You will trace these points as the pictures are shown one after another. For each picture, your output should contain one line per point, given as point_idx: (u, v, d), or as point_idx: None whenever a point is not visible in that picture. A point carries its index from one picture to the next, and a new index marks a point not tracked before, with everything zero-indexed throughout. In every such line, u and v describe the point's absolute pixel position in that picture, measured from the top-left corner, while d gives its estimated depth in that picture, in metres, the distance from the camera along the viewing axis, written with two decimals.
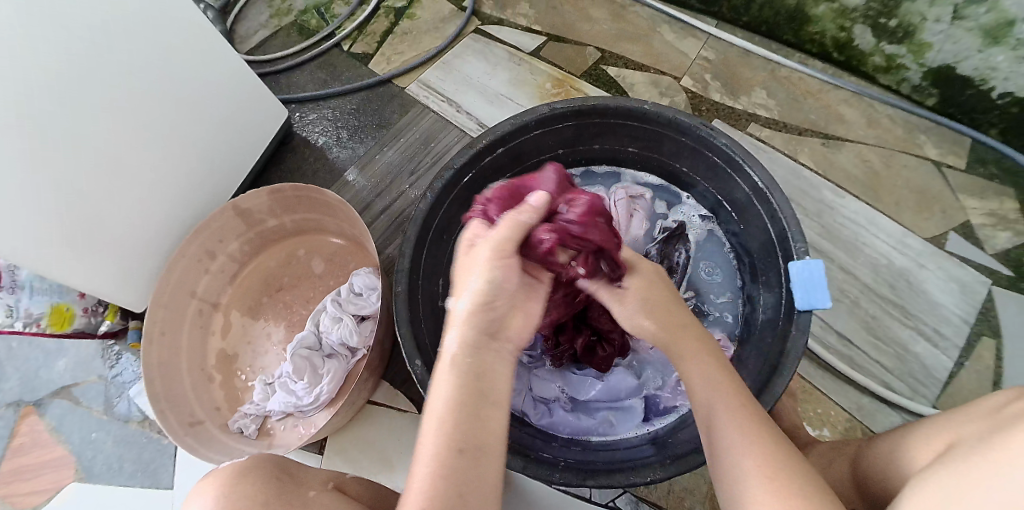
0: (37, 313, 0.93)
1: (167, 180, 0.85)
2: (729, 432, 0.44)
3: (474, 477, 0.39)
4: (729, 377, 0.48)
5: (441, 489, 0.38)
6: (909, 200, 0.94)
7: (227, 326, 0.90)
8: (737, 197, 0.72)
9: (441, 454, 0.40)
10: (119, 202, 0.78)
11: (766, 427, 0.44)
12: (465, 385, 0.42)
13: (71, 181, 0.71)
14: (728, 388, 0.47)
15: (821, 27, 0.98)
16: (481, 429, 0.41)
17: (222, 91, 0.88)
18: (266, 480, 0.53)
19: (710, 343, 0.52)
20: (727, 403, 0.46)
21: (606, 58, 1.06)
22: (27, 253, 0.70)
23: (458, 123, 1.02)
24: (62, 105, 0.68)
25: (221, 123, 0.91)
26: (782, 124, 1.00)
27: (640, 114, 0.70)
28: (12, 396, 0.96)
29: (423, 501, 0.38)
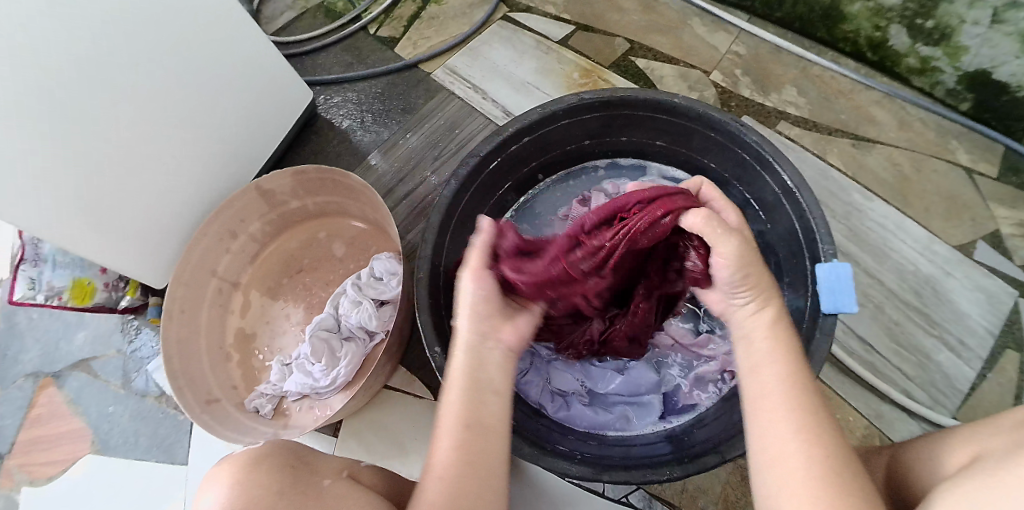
0: (58, 286, 0.95)
1: (185, 164, 0.85)
2: (787, 424, 0.42)
3: (480, 454, 0.46)
4: (797, 368, 0.45)
5: (457, 462, 0.45)
6: (938, 206, 0.92)
7: (246, 306, 0.91)
8: (766, 195, 0.70)
9: (454, 434, 0.46)
10: (137, 185, 0.79)
11: (824, 430, 0.42)
12: (465, 377, 0.49)
13: (87, 165, 0.71)
14: (792, 379, 0.44)
15: (855, 25, 0.96)
16: (481, 413, 0.48)
17: (239, 77, 0.87)
18: (281, 469, 0.53)
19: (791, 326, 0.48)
20: (790, 399, 0.43)
21: (635, 50, 1.05)
22: (45, 233, 0.70)
23: (483, 110, 1.02)
24: (84, 85, 0.67)
25: (240, 107, 0.90)
26: (812, 123, 0.98)
27: (670, 107, 0.69)
28: (32, 367, 0.98)
29: (439, 475, 0.45)
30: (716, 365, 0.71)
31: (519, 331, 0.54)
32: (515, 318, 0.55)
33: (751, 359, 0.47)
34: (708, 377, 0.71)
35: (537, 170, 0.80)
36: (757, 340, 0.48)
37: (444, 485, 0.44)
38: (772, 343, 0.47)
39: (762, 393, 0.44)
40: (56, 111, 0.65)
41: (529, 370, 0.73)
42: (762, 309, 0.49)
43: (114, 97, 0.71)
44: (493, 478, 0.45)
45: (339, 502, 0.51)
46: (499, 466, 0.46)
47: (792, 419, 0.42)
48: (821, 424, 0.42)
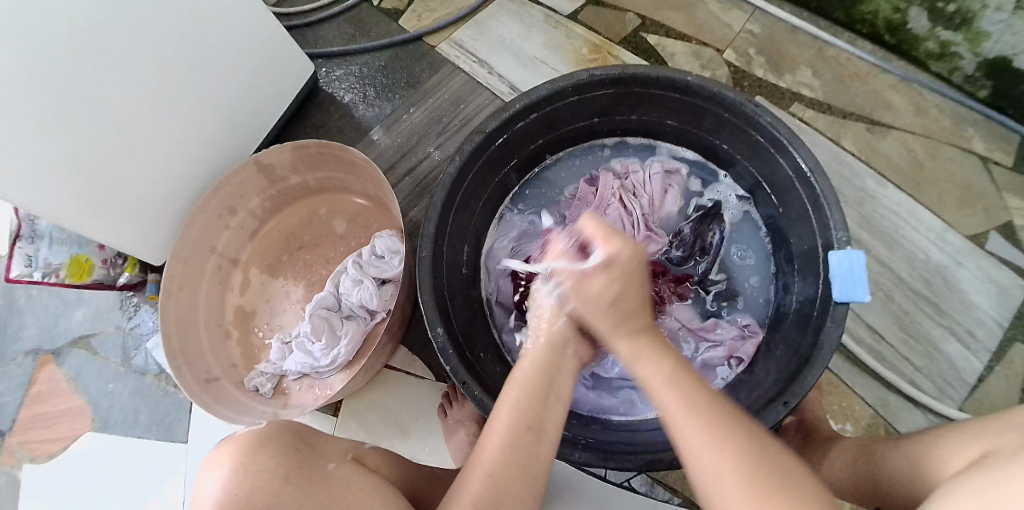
0: (56, 263, 0.93)
1: (185, 138, 0.83)
2: (703, 457, 0.40)
3: (527, 454, 0.46)
4: (698, 400, 0.43)
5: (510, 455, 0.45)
6: (951, 194, 0.90)
7: (246, 283, 0.90)
8: (779, 178, 0.68)
9: (514, 428, 0.46)
10: (137, 161, 0.77)
11: (739, 442, 0.40)
12: (538, 379, 0.49)
13: (81, 140, 0.69)
14: (686, 398, 0.43)
15: (874, 6, 0.93)
16: (542, 416, 0.48)
17: (238, 50, 0.85)
18: (286, 450, 0.51)
19: (659, 346, 0.48)
20: (709, 441, 0.41)
21: (646, 27, 1.02)
22: (44, 210, 0.69)
23: (488, 86, 0.99)
24: (76, 58, 0.65)
25: (240, 80, 0.88)
26: (826, 106, 0.96)
27: (683, 85, 0.67)
28: (32, 344, 0.97)
29: (484, 467, 0.45)
30: (722, 352, 0.70)
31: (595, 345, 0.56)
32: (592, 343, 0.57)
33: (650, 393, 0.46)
34: (713, 362, 0.71)
35: (543, 148, 0.78)
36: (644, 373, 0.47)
37: (491, 480, 0.44)
38: (670, 384, 0.44)
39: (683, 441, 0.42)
40: (49, 84, 0.63)
41: None
42: (631, 350, 0.48)
43: (107, 71, 0.69)
44: (535, 483, 0.46)
45: (344, 487, 0.51)
46: (542, 474, 0.46)
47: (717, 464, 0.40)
48: (735, 437, 0.41)
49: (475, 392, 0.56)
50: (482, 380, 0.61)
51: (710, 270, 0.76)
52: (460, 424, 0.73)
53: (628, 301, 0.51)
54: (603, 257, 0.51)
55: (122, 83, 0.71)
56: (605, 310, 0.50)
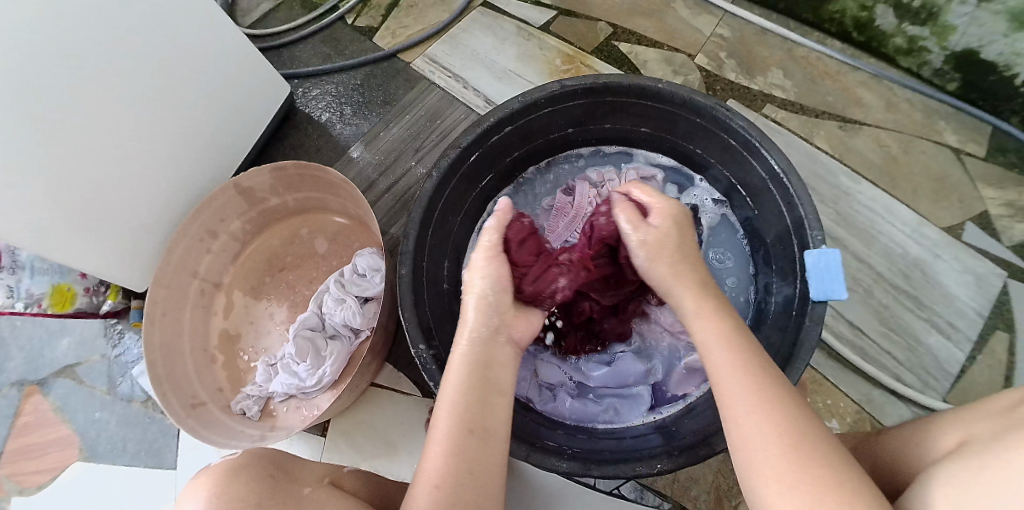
0: (38, 293, 0.91)
1: (161, 156, 0.82)
2: (750, 418, 0.42)
3: (479, 459, 0.46)
4: (743, 343, 0.47)
5: (455, 463, 0.45)
6: (925, 187, 0.92)
7: (229, 306, 0.89)
8: (753, 181, 0.69)
9: (453, 435, 0.46)
10: (114, 182, 0.76)
11: (791, 412, 0.42)
12: (472, 378, 0.49)
13: (56, 168, 0.68)
14: (742, 365, 0.45)
15: (841, 5, 0.95)
16: (484, 418, 0.48)
17: (208, 58, 0.83)
18: (260, 477, 0.51)
19: (721, 309, 0.50)
20: (747, 381, 0.44)
21: (618, 34, 1.03)
22: (21, 238, 0.68)
23: (464, 99, 1.00)
24: (47, 86, 0.64)
25: (214, 91, 0.86)
26: (799, 106, 0.97)
27: (655, 93, 0.67)
28: (17, 375, 0.96)
29: (435, 477, 0.45)
30: None
31: (529, 328, 0.57)
32: (529, 312, 0.58)
33: (707, 358, 0.48)
34: (697, 367, 0.70)
35: (520, 159, 0.78)
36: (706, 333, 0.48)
37: (441, 491, 0.44)
38: (720, 331, 0.48)
39: (721, 382, 0.45)
40: (21, 114, 0.63)
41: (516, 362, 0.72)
42: (686, 293, 0.52)
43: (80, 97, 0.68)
44: (488, 483, 0.46)
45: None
46: (494, 473, 0.47)
47: (748, 401, 0.43)
48: (788, 408, 0.42)
49: None
50: None
51: None
52: None
53: (689, 249, 0.55)
54: (659, 208, 0.58)
55: (95, 108, 0.70)
56: (668, 253, 0.54)
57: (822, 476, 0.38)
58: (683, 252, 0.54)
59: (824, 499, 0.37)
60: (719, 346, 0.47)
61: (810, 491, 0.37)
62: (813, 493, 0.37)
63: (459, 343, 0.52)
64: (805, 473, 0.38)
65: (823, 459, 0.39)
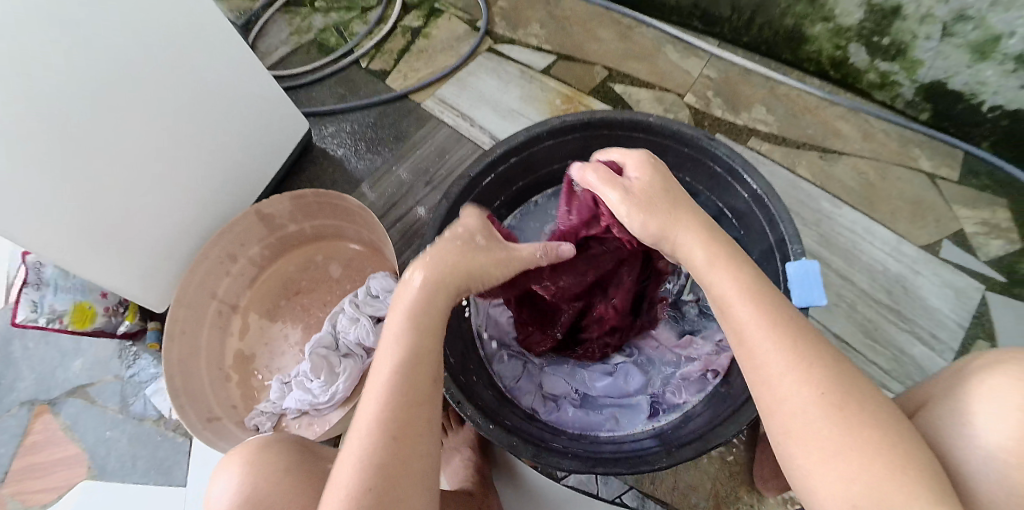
0: (60, 309, 0.93)
1: (185, 177, 0.87)
2: (785, 380, 0.41)
3: (427, 401, 0.46)
4: (769, 305, 0.45)
5: (401, 413, 0.45)
6: (903, 210, 0.97)
7: (245, 327, 0.93)
8: (738, 205, 0.75)
9: (398, 383, 0.46)
10: (137, 202, 0.81)
11: (836, 392, 0.40)
12: (424, 322, 0.49)
13: (90, 195, 0.74)
14: (773, 326, 0.44)
15: (817, 46, 1.04)
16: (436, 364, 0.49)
17: (230, 85, 0.88)
18: (290, 451, 0.58)
19: (724, 247, 0.50)
20: (775, 339, 0.43)
21: (614, 77, 1.11)
22: (53, 253, 0.73)
23: (472, 136, 1.07)
24: (89, 120, 0.70)
25: (236, 117, 0.92)
26: (781, 138, 1.04)
27: (645, 126, 0.74)
28: (27, 395, 0.99)
29: (374, 410, 0.45)
30: (698, 366, 0.73)
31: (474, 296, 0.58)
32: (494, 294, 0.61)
33: (727, 315, 0.46)
34: (690, 377, 0.73)
35: (524, 189, 0.84)
36: (736, 320, 0.45)
37: (389, 440, 0.44)
38: (742, 292, 0.46)
39: (750, 344, 0.44)
40: (62, 142, 0.68)
41: (522, 376, 0.75)
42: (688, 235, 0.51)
43: (119, 126, 0.74)
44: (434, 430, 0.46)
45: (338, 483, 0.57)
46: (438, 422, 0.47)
47: (784, 363, 0.42)
48: (807, 350, 0.42)
49: (470, 412, 0.60)
50: (473, 399, 0.64)
51: (682, 292, 0.81)
52: (454, 450, 0.76)
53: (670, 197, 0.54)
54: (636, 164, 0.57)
55: (129, 140, 0.76)
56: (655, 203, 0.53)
57: (874, 443, 0.38)
58: (668, 195, 0.54)
59: (875, 465, 0.37)
60: (742, 306, 0.45)
61: (852, 461, 0.38)
62: (858, 463, 0.38)
63: (410, 289, 0.51)
64: (855, 443, 0.38)
65: (869, 421, 0.39)
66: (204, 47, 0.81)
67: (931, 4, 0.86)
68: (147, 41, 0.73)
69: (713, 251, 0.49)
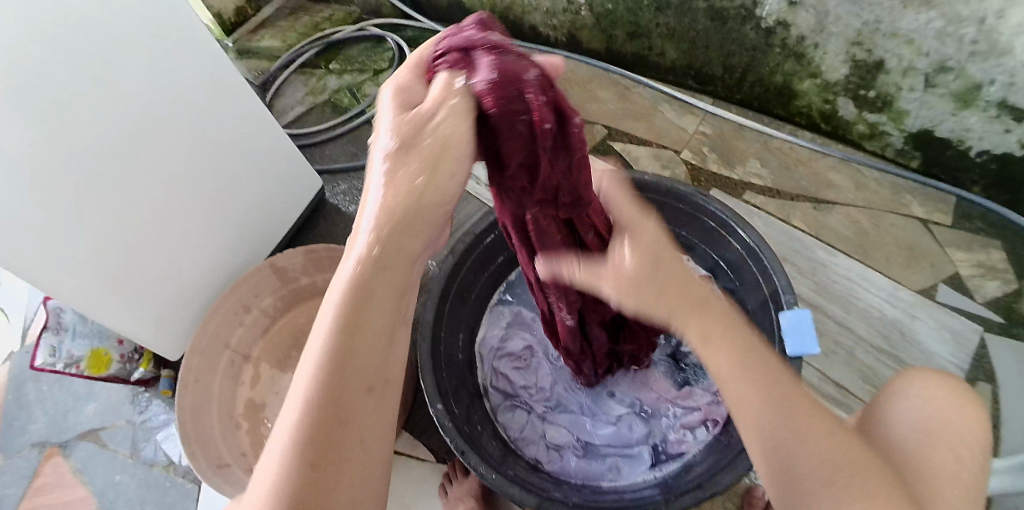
0: (77, 355, 0.96)
1: (201, 219, 0.90)
2: (793, 451, 0.39)
3: (355, 420, 0.37)
4: (769, 373, 0.42)
5: (319, 420, 0.36)
6: (897, 255, 1.00)
7: (256, 377, 0.96)
8: (733, 257, 0.78)
9: (319, 381, 0.37)
10: (154, 241, 0.84)
11: (807, 410, 0.40)
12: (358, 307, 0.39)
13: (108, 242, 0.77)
14: (776, 391, 0.41)
15: (807, 100, 1.09)
16: (386, 366, 0.40)
17: (245, 130, 0.93)
18: None
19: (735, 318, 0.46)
20: (776, 405, 0.41)
21: (614, 135, 1.18)
22: (70, 297, 0.76)
23: (476, 194, 1.12)
24: (110, 173, 0.74)
25: (248, 160, 0.96)
26: (775, 191, 1.08)
27: (641, 184, 0.79)
28: (38, 437, 1.02)
29: (297, 419, 0.36)
30: (698, 415, 0.75)
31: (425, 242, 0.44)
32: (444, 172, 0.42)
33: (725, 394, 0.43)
34: (691, 426, 0.75)
35: None
36: (738, 393, 0.42)
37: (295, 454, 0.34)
38: (744, 357, 0.43)
39: (747, 412, 0.41)
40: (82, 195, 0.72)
41: (526, 427, 0.78)
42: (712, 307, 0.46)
43: (139, 176, 0.78)
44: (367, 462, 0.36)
45: None
46: (383, 444, 0.38)
47: (787, 431, 0.40)
48: (808, 415, 0.40)
49: (473, 461, 0.62)
50: (477, 449, 0.66)
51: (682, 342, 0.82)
52: (459, 500, 0.77)
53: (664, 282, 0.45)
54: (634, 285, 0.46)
55: (146, 190, 0.80)
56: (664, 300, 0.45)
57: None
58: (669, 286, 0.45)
59: None
60: (745, 375, 0.42)
61: None
62: None
63: (346, 264, 0.40)
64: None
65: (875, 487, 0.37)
66: (219, 103, 0.86)
67: (911, 58, 0.91)
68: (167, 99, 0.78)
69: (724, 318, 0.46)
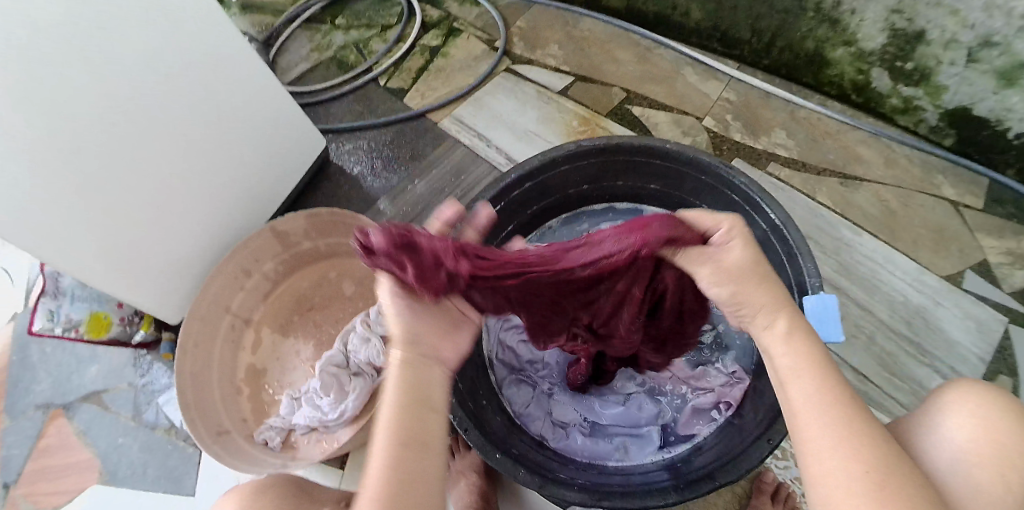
0: (76, 318, 1.03)
1: (204, 204, 0.89)
2: (835, 452, 0.41)
3: (413, 491, 0.39)
4: (833, 384, 0.44)
5: (388, 494, 0.38)
6: (925, 238, 0.95)
7: (257, 342, 0.94)
8: (755, 234, 0.74)
9: (387, 460, 0.40)
10: (160, 227, 0.83)
11: (848, 396, 0.44)
12: (404, 394, 0.42)
13: (104, 208, 0.74)
14: (834, 397, 0.43)
15: (839, 69, 1.03)
16: (433, 433, 0.42)
17: (242, 112, 0.89)
18: (286, 495, 0.58)
19: (811, 331, 0.47)
20: (829, 413, 0.42)
21: (631, 98, 1.12)
22: (71, 266, 0.74)
23: (485, 156, 1.08)
24: (103, 132, 0.70)
25: (249, 141, 0.93)
26: (801, 163, 1.03)
27: (662, 152, 0.75)
28: (42, 398, 1.01)
29: (372, 494, 0.38)
30: (711, 397, 0.72)
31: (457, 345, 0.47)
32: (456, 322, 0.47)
33: (787, 391, 0.45)
34: (703, 408, 0.72)
35: (538, 213, 0.84)
36: (795, 396, 0.44)
37: None
38: (806, 363, 0.45)
39: (800, 412, 0.44)
40: (71, 154, 0.68)
41: (531, 402, 0.75)
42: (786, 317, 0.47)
43: (136, 139, 0.75)
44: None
45: None
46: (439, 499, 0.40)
47: (836, 433, 0.42)
48: (858, 423, 0.42)
49: (475, 438, 0.60)
50: (481, 427, 0.64)
51: None
52: (461, 474, 0.76)
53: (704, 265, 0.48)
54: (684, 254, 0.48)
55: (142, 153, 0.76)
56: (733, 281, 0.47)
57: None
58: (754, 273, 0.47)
59: None
60: (805, 379, 0.45)
61: None
62: None
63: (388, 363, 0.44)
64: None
65: (905, 497, 0.39)
66: (218, 60, 0.81)
67: (955, 30, 0.85)
68: (164, 54, 0.73)
69: (797, 324, 0.47)
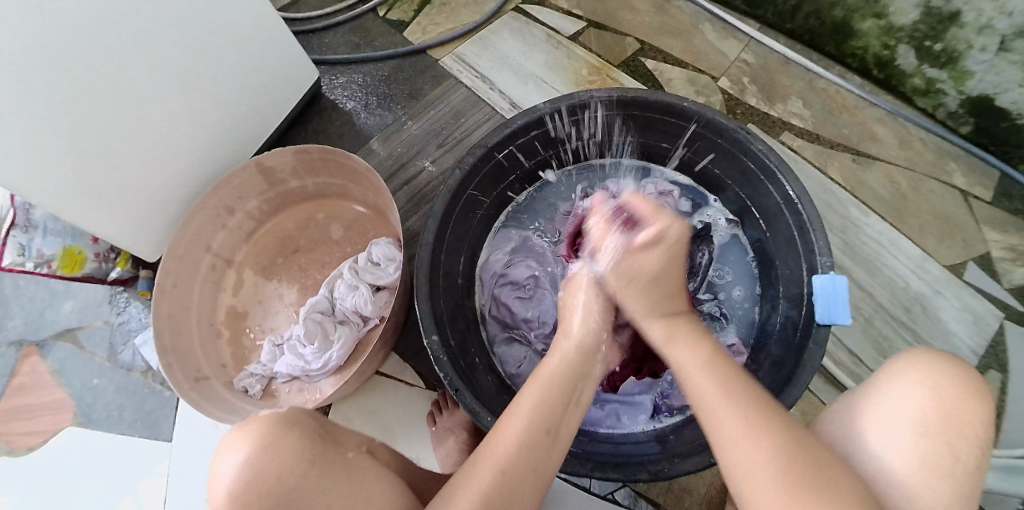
0: (49, 254, 0.93)
1: (185, 163, 0.85)
2: (737, 436, 0.44)
3: (538, 463, 0.47)
4: (723, 369, 0.49)
5: (516, 458, 0.46)
6: (932, 225, 0.93)
7: (239, 284, 0.90)
8: (767, 204, 0.70)
9: (529, 432, 0.48)
10: (137, 159, 0.77)
11: (734, 377, 0.48)
12: (564, 381, 0.52)
13: (72, 135, 0.68)
14: (725, 382, 0.48)
15: (864, 42, 0.97)
16: (562, 422, 0.50)
17: (227, 51, 0.82)
18: (311, 434, 0.50)
19: (695, 331, 0.54)
20: (728, 394, 0.47)
21: (646, 51, 1.06)
22: (39, 198, 0.68)
23: (490, 101, 1.02)
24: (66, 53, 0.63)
25: (231, 98, 0.88)
26: (815, 136, 0.99)
27: (678, 111, 0.69)
28: (16, 335, 0.96)
29: (505, 449, 0.47)
30: None
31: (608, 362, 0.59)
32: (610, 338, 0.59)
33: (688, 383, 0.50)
34: None
35: (541, 165, 0.80)
36: (697, 386, 0.49)
37: (503, 476, 0.45)
38: (698, 356, 0.50)
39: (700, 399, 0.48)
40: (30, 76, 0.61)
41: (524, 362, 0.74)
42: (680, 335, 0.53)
43: (104, 61, 0.67)
44: (542, 484, 0.47)
45: (366, 477, 0.49)
46: (548, 478, 0.48)
47: (733, 415, 0.45)
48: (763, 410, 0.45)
49: (468, 400, 0.57)
50: (473, 388, 0.61)
51: (699, 291, 0.79)
52: (448, 431, 0.75)
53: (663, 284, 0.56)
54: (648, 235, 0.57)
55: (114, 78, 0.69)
56: (644, 284, 0.56)
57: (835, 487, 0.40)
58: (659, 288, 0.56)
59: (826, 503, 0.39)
60: (696, 368, 0.50)
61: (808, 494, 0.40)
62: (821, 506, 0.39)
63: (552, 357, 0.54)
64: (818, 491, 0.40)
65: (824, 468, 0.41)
66: None
67: (992, 15, 0.80)
68: None
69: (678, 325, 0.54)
